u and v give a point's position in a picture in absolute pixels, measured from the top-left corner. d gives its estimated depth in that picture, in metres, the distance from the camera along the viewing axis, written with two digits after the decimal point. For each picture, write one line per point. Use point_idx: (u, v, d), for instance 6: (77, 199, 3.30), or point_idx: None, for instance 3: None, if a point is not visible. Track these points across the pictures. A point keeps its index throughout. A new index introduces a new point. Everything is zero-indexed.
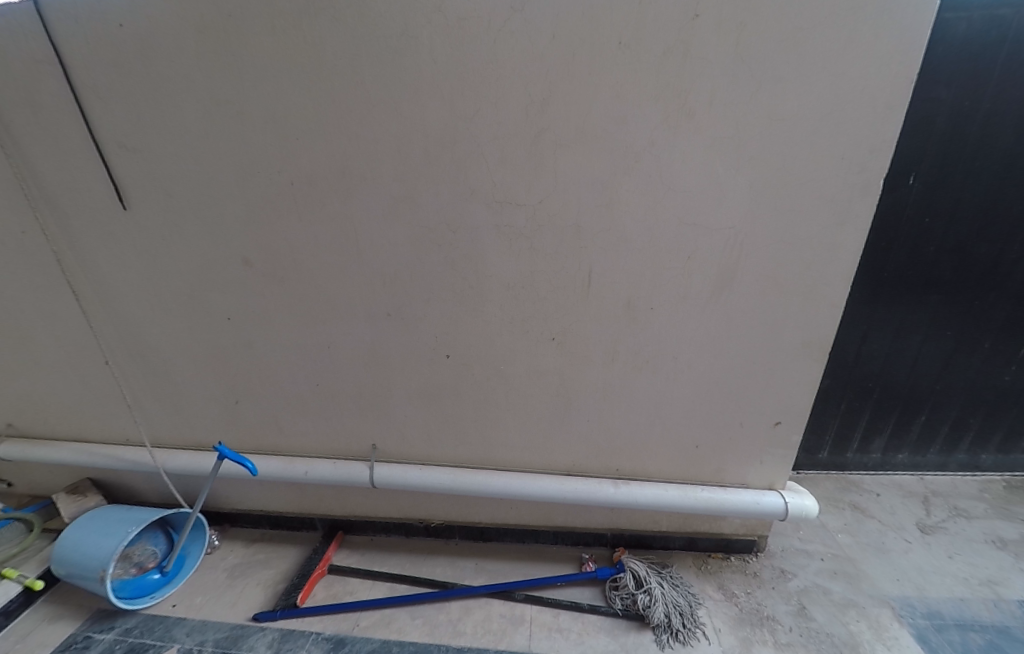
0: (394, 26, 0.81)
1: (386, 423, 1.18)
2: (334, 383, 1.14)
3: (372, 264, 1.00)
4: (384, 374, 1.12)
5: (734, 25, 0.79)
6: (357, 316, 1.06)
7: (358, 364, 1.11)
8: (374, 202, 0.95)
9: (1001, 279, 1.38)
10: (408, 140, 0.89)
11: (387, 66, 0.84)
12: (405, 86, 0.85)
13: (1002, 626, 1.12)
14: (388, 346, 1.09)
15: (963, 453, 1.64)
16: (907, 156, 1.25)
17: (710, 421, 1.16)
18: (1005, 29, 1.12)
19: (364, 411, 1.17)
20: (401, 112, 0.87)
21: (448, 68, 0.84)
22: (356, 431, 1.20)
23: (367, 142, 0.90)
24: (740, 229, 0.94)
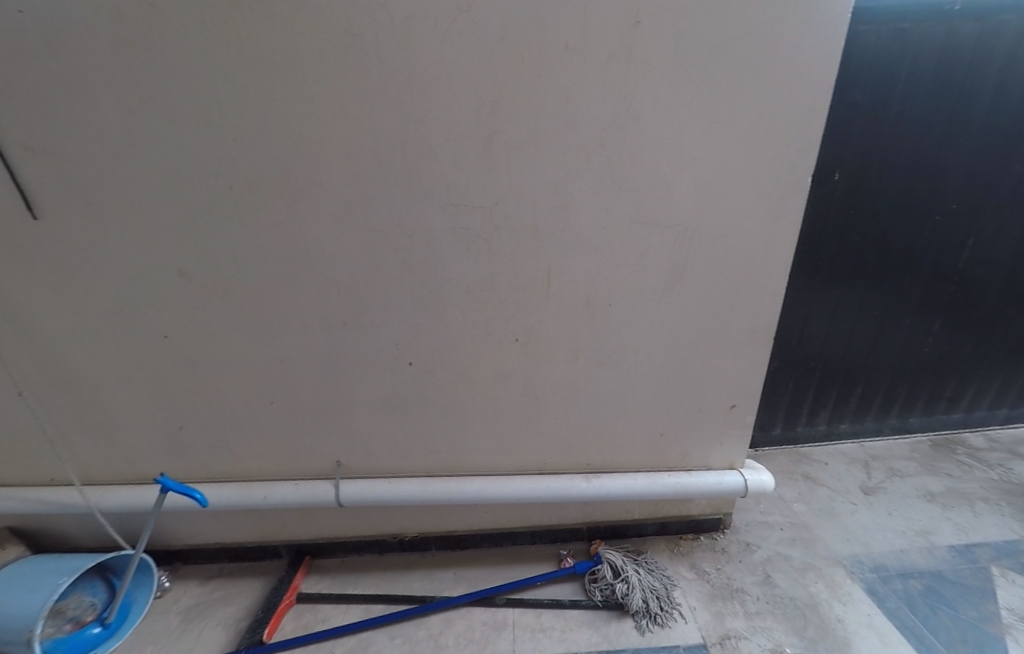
0: (335, 25, 0.78)
1: (350, 437, 1.14)
2: (291, 400, 1.08)
3: (325, 273, 0.96)
4: (345, 387, 1.08)
5: (672, 33, 0.82)
6: (312, 328, 1.01)
7: (316, 378, 1.06)
8: (324, 208, 0.91)
9: (916, 259, 1.52)
10: (356, 142, 0.86)
11: (330, 64, 0.81)
12: (350, 86, 0.82)
13: (936, 571, 1.24)
14: (348, 358, 1.05)
15: (895, 418, 1.81)
16: (833, 153, 1.35)
17: (671, 410, 1.20)
18: (907, 38, 1.23)
19: (326, 427, 1.12)
20: (347, 112, 0.84)
21: (394, 69, 0.81)
22: (318, 449, 1.14)
23: (312, 145, 0.86)
24: (689, 224, 0.98)
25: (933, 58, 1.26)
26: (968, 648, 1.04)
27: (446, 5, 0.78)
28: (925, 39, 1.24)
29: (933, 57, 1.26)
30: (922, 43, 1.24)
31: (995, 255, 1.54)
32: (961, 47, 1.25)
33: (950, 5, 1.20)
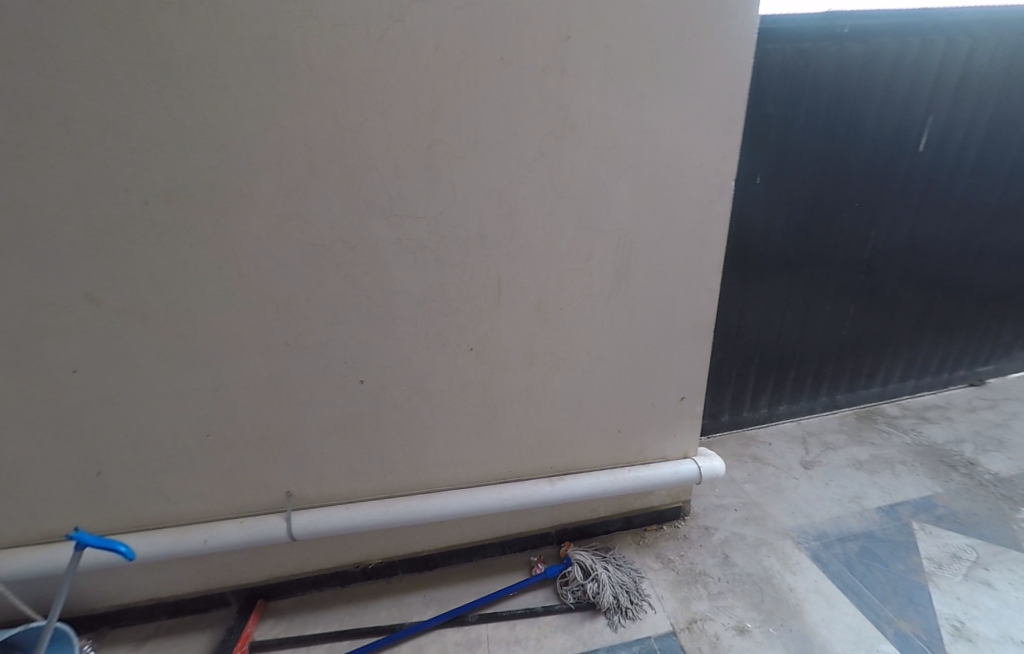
0: (258, 30, 0.75)
1: (302, 465, 1.07)
2: (232, 430, 1.00)
3: (263, 292, 0.91)
4: (293, 412, 1.02)
5: (600, 48, 0.86)
6: (251, 351, 0.95)
7: (259, 405, 0.99)
8: (257, 223, 0.86)
9: (830, 251, 1.69)
10: (288, 152, 0.82)
11: (255, 71, 0.77)
12: (279, 94, 0.79)
13: (868, 532, 1.37)
14: (294, 381, 0.99)
15: (825, 396, 1.98)
16: (754, 159, 1.47)
17: (626, 406, 1.24)
18: (807, 57, 1.37)
19: (274, 456, 1.05)
20: (276, 121, 0.80)
21: (326, 77, 0.79)
22: (266, 481, 1.07)
23: (240, 156, 0.81)
24: (629, 228, 1.03)
25: (829, 74, 1.41)
26: (900, 598, 1.15)
27: (378, 15, 0.77)
28: (822, 57, 1.38)
29: (830, 73, 1.41)
30: (819, 61, 1.38)
31: (892, 245, 1.74)
32: (851, 64, 1.41)
33: (840, 28, 1.36)
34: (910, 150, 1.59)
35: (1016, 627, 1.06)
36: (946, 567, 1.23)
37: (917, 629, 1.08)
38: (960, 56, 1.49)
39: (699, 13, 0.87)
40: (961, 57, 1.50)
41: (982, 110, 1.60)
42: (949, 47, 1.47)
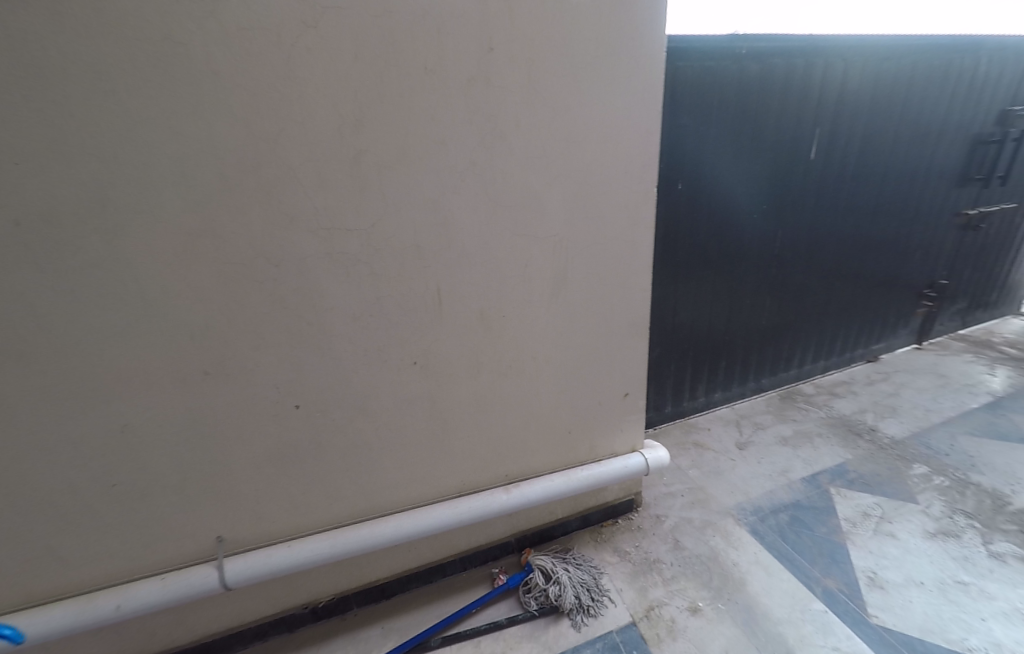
0: (148, 32, 0.68)
1: (234, 504, 0.98)
2: (145, 475, 0.89)
3: (175, 318, 0.82)
4: (219, 447, 0.93)
5: (523, 61, 0.88)
6: (165, 384, 0.85)
7: (177, 443, 0.89)
8: (161, 241, 0.77)
9: (746, 249, 1.85)
10: (195, 164, 0.76)
11: (148, 75, 0.70)
12: (180, 101, 0.72)
13: (795, 501, 1.50)
14: (218, 412, 0.90)
15: (752, 380, 2.16)
16: (674, 167, 1.59)
17: (574, 407, 1.27)
18: (712, 74, 1.51)
19: (199, 498, 0.95)
20: (179, 131, 0.73)
21: (234, 84, 0.74)
22: (192, 526, 0.96)
23: (136, 169, 0.73)
24: (564, 234, 1.06)
25: (732, 89, 1.55)
26: (825, 558, 1.27)
27: (288, 21, 0.73)
28: (725, 74, 1.53)
29: (732, 88, 1.55)
30: (723, 78, 1.53)
31: (796, 241, 1.95)
32: (750, 81, 1.57)
33: (739, 49, 1.50)
34: (804, 157, 1.79)
35: (915, 569, 1.22)
36: (859, 524, 1.38)
37: (840, 584, 1.20)
38: (838, 75, 1.70)
39: (613, 30, 0.93)
40: (839, 77, 1.70)
41: (860, 121, 1.83)
42: (829, 67, 1.67)
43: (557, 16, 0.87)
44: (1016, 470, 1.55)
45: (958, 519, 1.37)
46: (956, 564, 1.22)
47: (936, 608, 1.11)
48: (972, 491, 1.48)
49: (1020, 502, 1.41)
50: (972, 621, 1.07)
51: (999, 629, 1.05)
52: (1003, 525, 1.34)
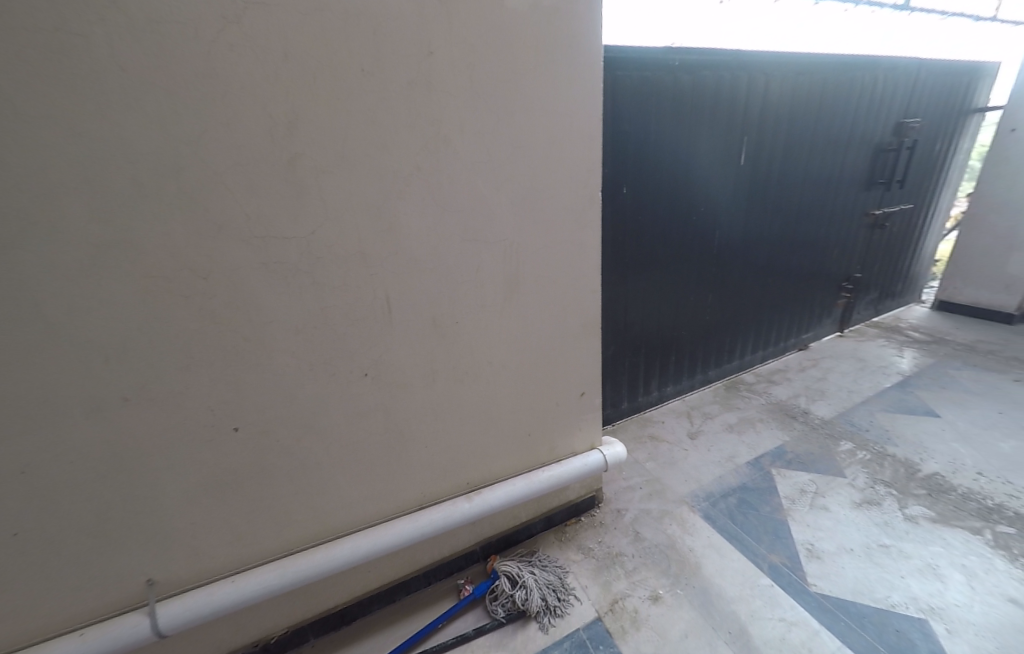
0: (39, 20, 0.61)
1: (166, 540, 0.89)
2: (55, 518, 0.79)
3: (86, 339, 0.74)
4: (145, 479, 0.84)
5: (464, 65, 0.88)
6: (76, 413, 0.76)
7: (93, 478, 0.80)
8: (64, 254, 0.69)
9: (688, 248, 1.96)
10: (104, 169, 0.69)
11: (41, 69, 0.62)
12: (81, 99, 0.65)
13: (742, 484, 1.60)
14: (143, 441, 0.82)
15: (700, 373, 2.28)
16: (618, 172, 1.65)
17: (533, 409, 1.28)
18: (649, 83, 1.59)
19: (124, 538, 0.85)
20: (82, 132, 0.66)
21: (147, 81, 0.68)
22: (117, 570, 0.87)
23: (30, 174, 0.65)
24: (514, 238, 1.06)
25: (668, 98, 1.64)
26: (770, 535, 1.36)
27: (207, 16, 0.68)
28: (660, 84, 1.61)
29: (668, 97, 1.64)
30: (659, 87, 1.61)
31: (732, 240, 2.09)
32: (683, 91, 1.66)
33: (672, 60, 1.59)
34: (735, 162, 1.91)
35: (846, 537, 1.33)
36: (798, 501, 1.49)
37: (784, 558, 1.28)
38: (761, 86, 1.84)
39: (552, 38, 0.94)
40: (762, 88, 1.84)
41: (782, 129, 1.99)
42: (752, 79, 1.80)
43: (496, 22, 0.88)
44: (924, 440, 1.75)
45: (879, 488, 1.52)
46: (879, 529, 1.35)
47: (864, 571, 1.22)
48: (889, 462, 1.64)
49: (928, 469, 1.59)
50: (894, 579, 1.19)
51: (915, 584, 1.17)
52: (916, 490, 1.49)
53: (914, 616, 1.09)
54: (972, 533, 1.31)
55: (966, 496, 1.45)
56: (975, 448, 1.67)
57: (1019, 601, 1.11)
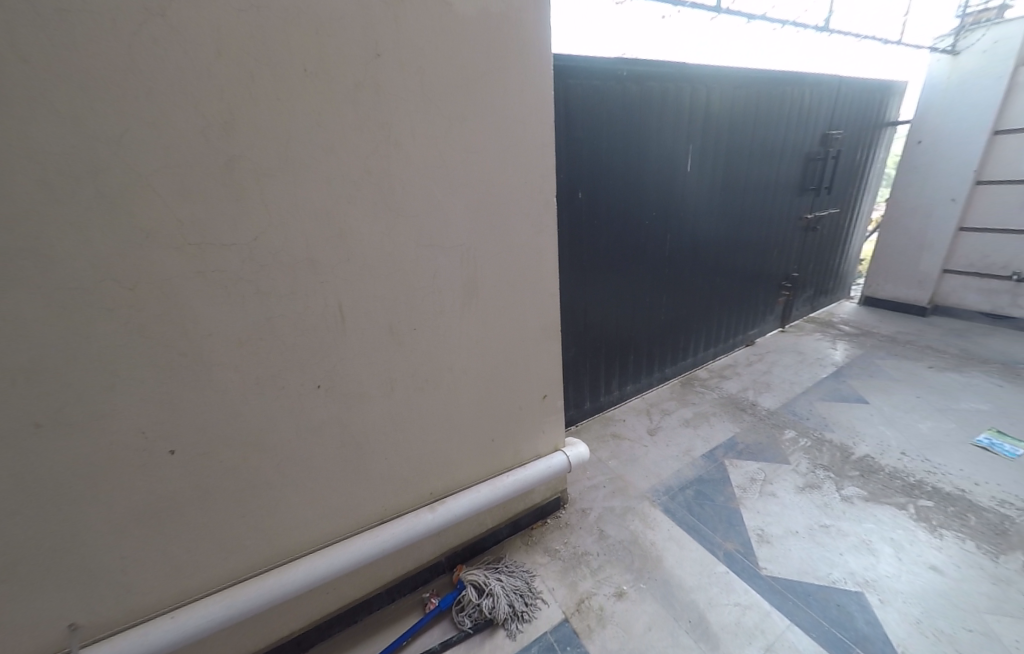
0: None
1: (94, 577, 0.81)
2: None
3: None
4: (66, 512, 0.76)
5: (414, 69, 0.87)
6: None
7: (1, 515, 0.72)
8: None
9: (642, 251, 2.03)
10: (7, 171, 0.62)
11: None
12: None
13: (698, 476, 1.67)
14: (62, 470, 0.74)
15: (658, 371, 2.36)
16: (574, 177, 1.69)
17: (496, 414, 1.27)
18: (600, 92, 1.64)
19: (41, 580, 0.77)
20: None
21: (57, 75, 0.62)
22: (34, 616, 0.78)
23: None
24: (471, 243, 1.06)
25: (617, 107, 1.70)
26: (724, 523, 1.43)
27: (127, 7, 0.64)
28: (610, 93, 1.66)
29: (617, 106, 1.70)
30: (609, 96, 1.66)
31: (683, 243, 2.19)
32: (632, 100, 1.72)
33: (621, 71, 1.65)
34: (683, 168, 2.01)
35: (792, 521, 1.42)
36: (749, 489, 1.58)
37: (737, 545, 1.35)
38: (703, 97, 1.94)
39: (502, 44, 0.95)
40: (704, 99, 1.95)
41: (724, 138, 2.11)
42: (695, 90, 1.90)
43: (445, 27, 0.87)
44: (856, 425, 1.90)
45: (819, 472, 1.63)
46: (820, 511, 1.45)
47: (808, 551, 1.30)
48: (827, 447, 1.77)
49: (860, 451, 1.73)
50: (834, 557, 1.28)
51: (852, 560, 1.27)
52: (850, 472, 1.62)
53: (852, 590, 1.18)
54: (898, 508, 1.44)
55: (893, 475, 1.58)
56: (899, 430, 1.84)
57: (938, 568, 1.22)
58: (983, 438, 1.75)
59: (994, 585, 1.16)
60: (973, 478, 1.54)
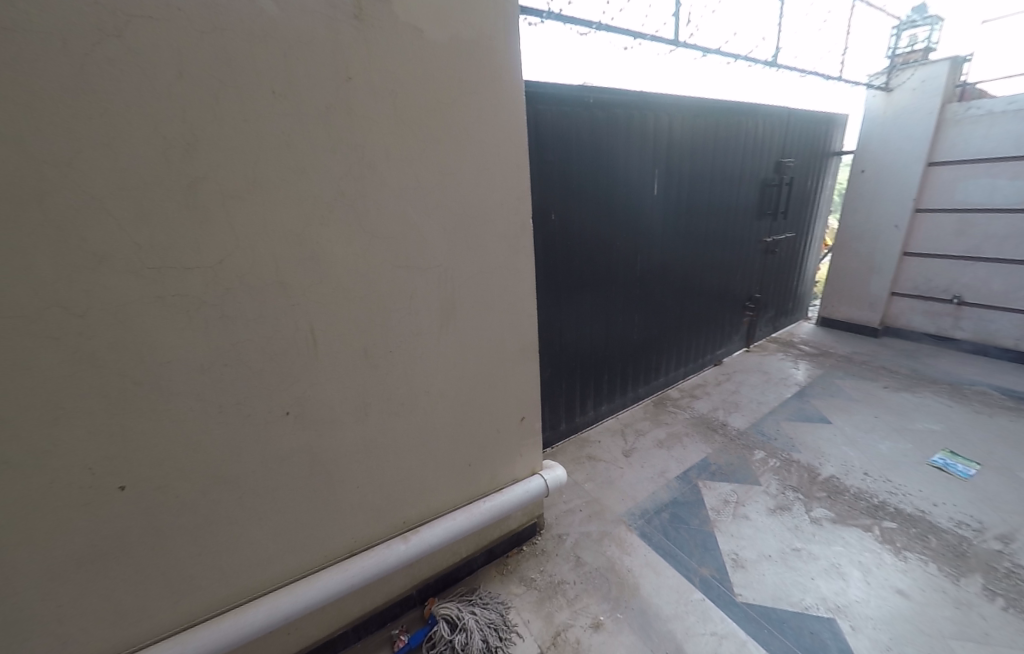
0: None
1: (34, 626, 0.76)
2: None
3: None
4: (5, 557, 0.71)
5: (387, 91, 0.87)
6: None
7: None
8: None
9: (614, 273, 2.07)
10: None
11: None
12: None
13: (673, 498, 1.67)
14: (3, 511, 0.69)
15: (632, 390, 2.39)
16: (547, 200, 1.72)
17: (471, 438, 1.24)
18: (569, 118, 1.69)
19: None
20: None
21: (31, 98, 0.61)
22: None
23: None
24: (447, 265, 1.05)
25: (586, 132, 1.75)
26: (700, 548, 1.43)
27: (78, 27, 0.62)
28: (578, 119, 1.72)
29: (585, 130, 1.75)
30: (578, 122, 1.72)
31: (652, 263, 2.24)
32: (598, 126, 1.78)
33: (587, 98, 1.71)
34: (650, 192, 2.08)
35: (765, 544, 1.44)
36: (722, 511, 1.59)
37: (713, 570, 1.35)
38: (666, 125, 2.03)
39: (473, 69, 0.97)
40: (668, 126, 2.04)
41: (686, 166, 2.20)
42: (659, 118, 1.99)
43: (414, 50, 0.88)
44: (821, 446, 1.96)
45: (788, 494, 1.66)
46: (791, 534, 1.48)
47: (781, 575, 1.32)
48: (795, 468, 1.81)
49: (826, 472, 1.78)
50: (806, 582, 1.29)
51: (824, 585, 1.28)
52: (819, 493, 1.66)
53: (824, 616, 1.19)
54: (864, 530, 1.48)
55: (858, 496, 1.63)
56: (860, 451, 1.90)
57: (904, 591, 1.25)
58: (937, 459, 1.82)
59: (956, 609, 1.20)
60: (930, 499, 1.60)
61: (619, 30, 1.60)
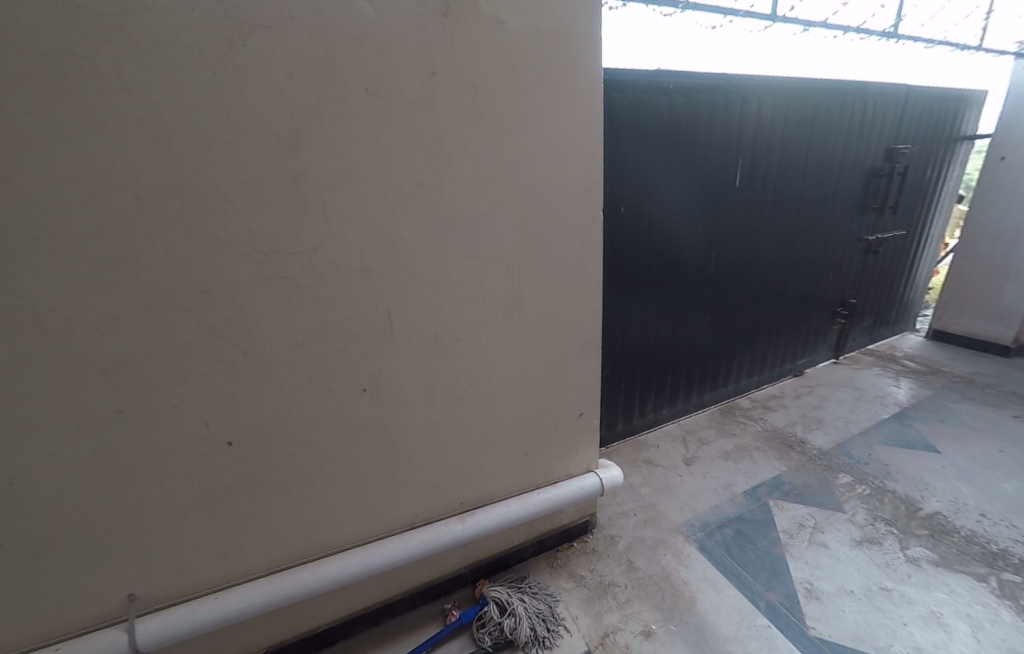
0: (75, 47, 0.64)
1: (160, 551, 0.90)
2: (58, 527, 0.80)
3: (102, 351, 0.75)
4: (142, 491, 0.85)
5: (469, 84, 0.89)
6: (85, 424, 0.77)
7: (96, 488, 0.81)
8: (89, 271, 0.72)
9: (686, 270, 1.96)
10: (125, 187, 0.70)
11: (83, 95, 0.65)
12: (109, 119, 0.67)
13: (738, 515, 1.56)
14: (143, 452, 0.83)
15: (697, 396, 2.26)
16: (617, 192, 1.66)
17: (529, 429, 1.25)
18: (646, 106, 1.61)
19: (119, 547, 0.86)
20: (109, 152, 0.68)
21: (177, 102, 0.70)
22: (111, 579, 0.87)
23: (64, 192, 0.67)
24: (516, 256, 1.06)
25: (664, 121, 1.66)
26: (767, 572, 1.32)
27: (214, 38, 0.70)
28: (656, 106, 1.63)
29: (663, 118, 1.66)
30: (655, 110, 1.63)
31: (729, 261, 2.09)
32: (678, 113, 1.68)
33: (667, 83, 1.62)
34: (732, 184, 1.93)
35: (845, 578, 1.30)
36: (796, 535, 1.46)
37: (781, 596, 1.25)
38: (755, 110, 1.86)
39: (552, 58, 0.95)
40: (757, 111, 1.87)
41: (775, 155, 2.01)
42: (747, 102, 1.83)
43: (496, 43, 0.89)
44: (924, 477, 1.71)
45: (879, 526, 1.48)
46: (880, 571, 1.32)
47: (865, 615, 1.18)
48: (889, 498, 1.61)
49: (928, 507, 1.56)
50: (896, 627, 1.15)
51: (919, 634, 1.13)
52: (918, 531, 1.46)
53: None
54: (976, 579, 1.28)
55: (970, 540, 1.41)
56: (975, 488, 1.64)
57: None
58: None
59: None
60: None
61: (707, 8, 1.49)
